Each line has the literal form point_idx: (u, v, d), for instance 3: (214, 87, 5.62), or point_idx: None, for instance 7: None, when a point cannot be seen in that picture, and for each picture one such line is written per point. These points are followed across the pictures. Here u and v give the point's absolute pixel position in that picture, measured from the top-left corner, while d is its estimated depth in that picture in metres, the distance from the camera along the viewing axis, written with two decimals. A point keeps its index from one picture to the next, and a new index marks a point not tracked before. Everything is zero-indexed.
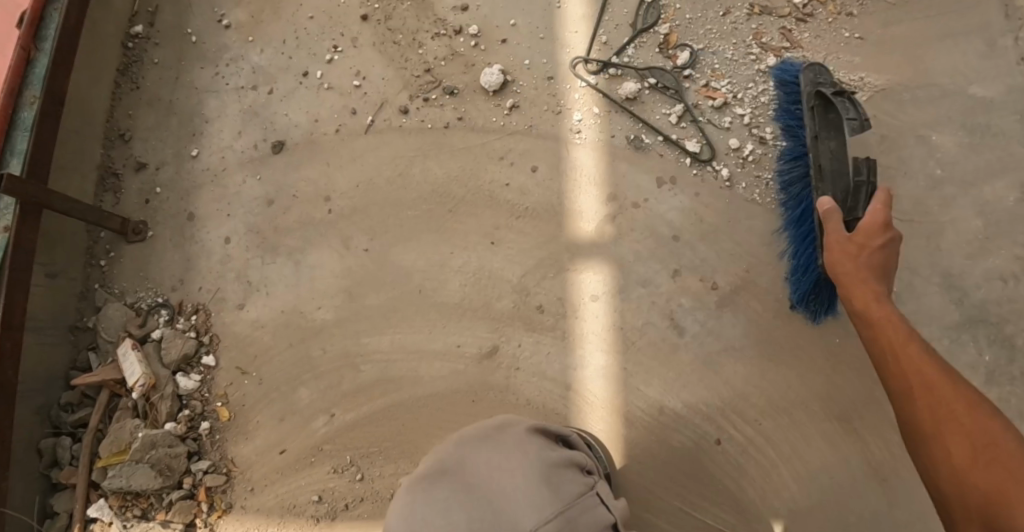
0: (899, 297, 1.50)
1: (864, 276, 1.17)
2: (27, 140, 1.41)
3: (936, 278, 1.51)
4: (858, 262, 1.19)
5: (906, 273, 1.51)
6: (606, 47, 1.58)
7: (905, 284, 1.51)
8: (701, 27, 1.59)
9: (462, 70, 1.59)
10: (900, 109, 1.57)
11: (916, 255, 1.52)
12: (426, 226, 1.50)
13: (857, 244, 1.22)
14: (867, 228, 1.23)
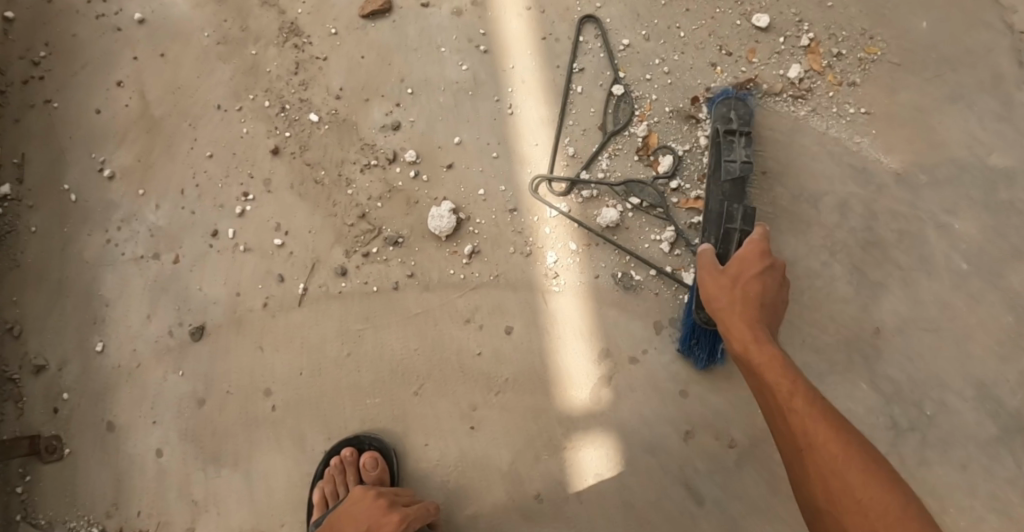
0: (934, 420, 1.31)
1: (752, 328, 1.07)
2: None
3: (970, 391, 1.32)
4: (756, 305, 1.10)
5: (938, 390, 1.31)
6: (573, 162, 1.33)
7: (939, 404, 1.31)
8: (682, 123, 1.34)
9: (405, 207, 1.33)
10: (917, 194, 1.35)
11: (949, 367, 1.32)
12: (389, 414, 1.28)
13: (744, 285, 1.12)
14: (741, 258, 1.15)
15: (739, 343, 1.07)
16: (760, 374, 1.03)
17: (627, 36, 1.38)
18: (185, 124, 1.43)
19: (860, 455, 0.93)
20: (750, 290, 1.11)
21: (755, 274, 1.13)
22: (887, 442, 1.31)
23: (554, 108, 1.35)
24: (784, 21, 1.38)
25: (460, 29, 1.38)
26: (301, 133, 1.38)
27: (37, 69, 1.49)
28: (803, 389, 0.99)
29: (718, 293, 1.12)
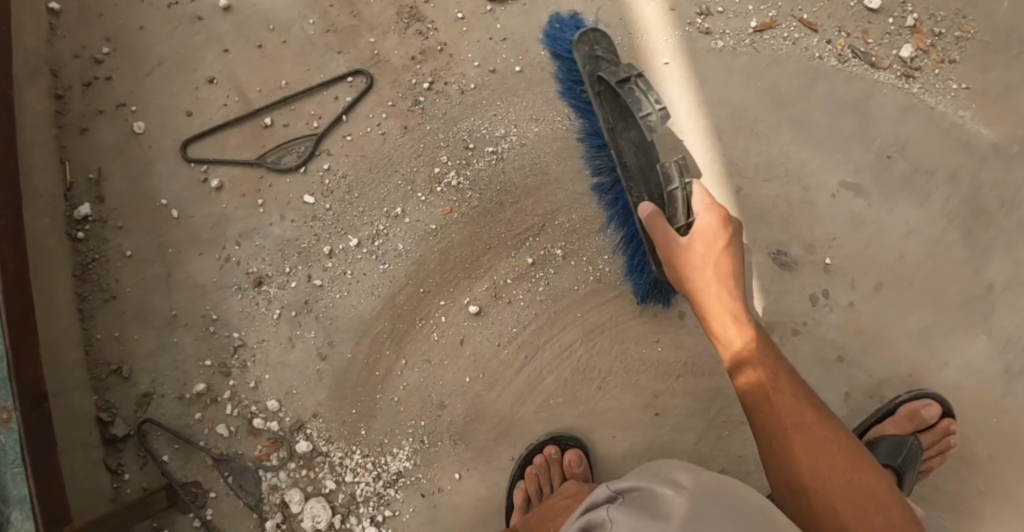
0: None
1: (730, 311, 1.11)
2: (25, 481, 1.04)
3: None
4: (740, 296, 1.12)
5: None
6: (724, 146, 1.34)
7: None
8: (814, 102, 1.39)
9: (566, 203, 1.28)
10: (1011, 164, 1.44)
11: None
12: (574, 412, 1.25)
13: (715, 258, 1.13)
14: (705, 240, 1.13)
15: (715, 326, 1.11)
16: (741, 357, 1.08)
17: (755, 18, 1.39)
18: (301, 124, 1.30)
19: (830, 425, 1.04)
20: (716, 270, 1.12)
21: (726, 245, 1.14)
22: (1000, 387, 1.39)
23: (701, 91, 1.35)
24: (891, 3, 1.45)
25: (594, 12, 1.34)
26: (445, 127, 1.29)
27: (100, 69, 1.33)
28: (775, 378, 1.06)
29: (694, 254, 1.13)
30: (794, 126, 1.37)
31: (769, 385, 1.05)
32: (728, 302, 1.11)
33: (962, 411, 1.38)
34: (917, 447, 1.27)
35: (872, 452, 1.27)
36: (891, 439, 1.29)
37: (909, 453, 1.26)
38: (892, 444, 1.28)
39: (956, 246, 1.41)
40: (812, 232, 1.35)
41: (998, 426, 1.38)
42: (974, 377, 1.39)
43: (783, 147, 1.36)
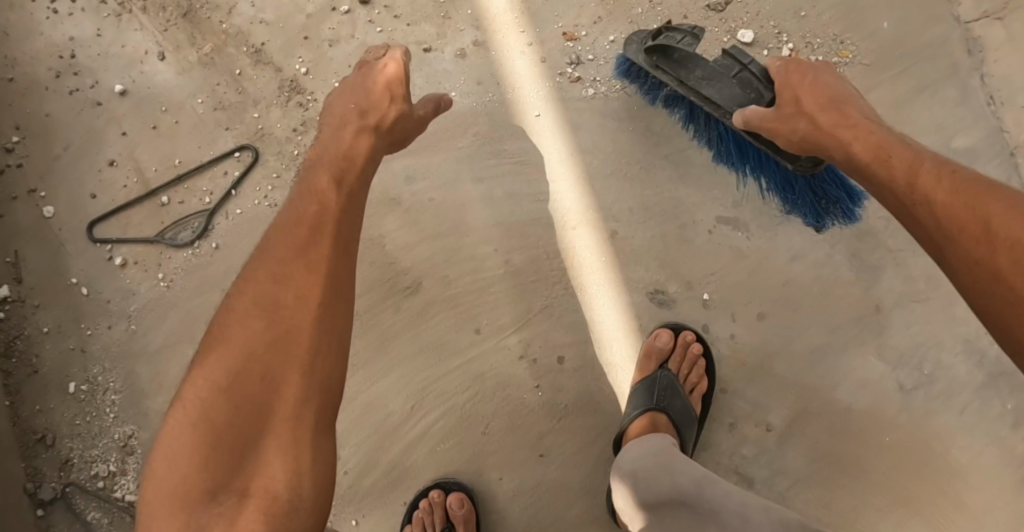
0: (933, 378, 1.40)
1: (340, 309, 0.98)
2: None
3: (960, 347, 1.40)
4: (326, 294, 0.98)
5: (935, 351, 1.41)
6: (598, 192, 1.39)
7: (938, 363, 1.40)
8: (690, 139, 1.42)
9: (442, 258, 1.35)
10: None
11: (943, 330, 1.41)
12: (460, 456, 1.32)
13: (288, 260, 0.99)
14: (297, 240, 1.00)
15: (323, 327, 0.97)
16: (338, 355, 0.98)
17: None
18: (196, 199, 1.38)
19: None
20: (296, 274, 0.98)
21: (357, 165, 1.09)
22: (895, 404, 1.40)
23: (574, 140, 1.40)
24: (765, 34, 1.48)
25: (467, 71, 1.40)
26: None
27: (12, 156, 1.42)
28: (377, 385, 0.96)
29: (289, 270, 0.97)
30: (670, 166, 1.41)
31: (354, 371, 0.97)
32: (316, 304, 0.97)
33: (857, 430, 1.39)
34: (668, 377, 1.31)
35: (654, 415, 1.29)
36: (642, 384, 1.33)
37: (658, 383, 1.32)
38: (648, 388, 1.32)
39: (842, 265, 1.42)
40: (691, 269, 1.39)
41: (893, 443, 1.39)
42: (867, 397, 1.40)
43: (659, 186, 1.40)
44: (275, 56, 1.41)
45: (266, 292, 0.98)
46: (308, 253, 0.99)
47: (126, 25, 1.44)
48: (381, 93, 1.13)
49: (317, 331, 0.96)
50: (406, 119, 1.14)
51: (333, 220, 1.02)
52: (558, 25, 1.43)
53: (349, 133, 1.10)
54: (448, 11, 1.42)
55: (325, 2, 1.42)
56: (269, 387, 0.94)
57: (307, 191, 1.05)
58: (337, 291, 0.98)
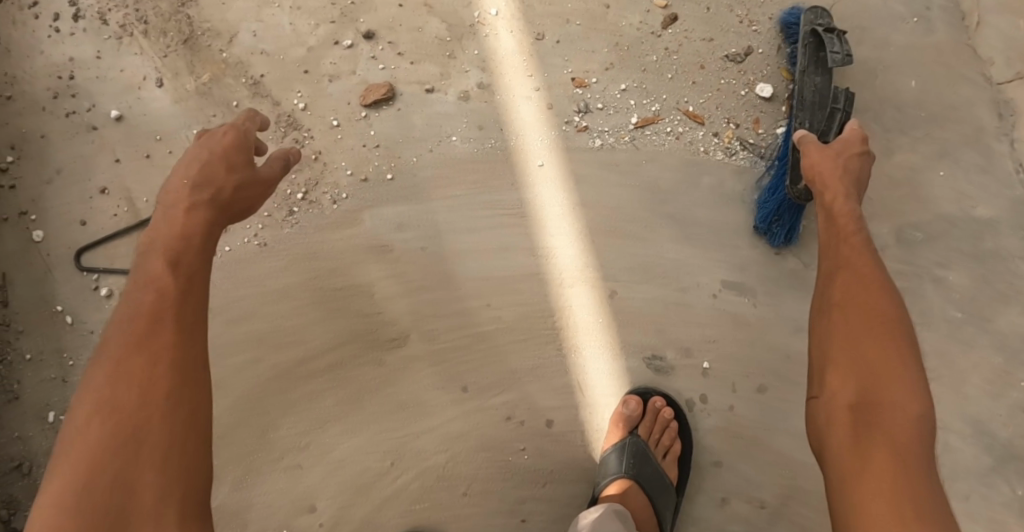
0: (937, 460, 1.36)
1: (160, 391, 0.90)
2: None
3: (967, 429, 1.37)
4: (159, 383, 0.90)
5: (940, 432, 1.37)
6: (597, 249, 1.33)
7: (943, 445, 1.37)
8: (696, 198, 1.36)
9: (430, 311, 1.30)
10: (912, 252, 1.40)
11: (949, 411, 1.38)
12: (437, 516, 1.27)
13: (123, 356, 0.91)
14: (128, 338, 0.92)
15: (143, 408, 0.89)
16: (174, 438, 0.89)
17: (637, 113, 1.37)
18: None
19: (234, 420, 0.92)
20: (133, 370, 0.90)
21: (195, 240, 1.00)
22: None
23: (556, 200, 1.33)
24: (785, 89, 1.40)
25: (468, 115, 1.35)
26: (282, 245, 1.31)
27: (4, 176, 1.39)
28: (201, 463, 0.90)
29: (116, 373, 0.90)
30: (675, 225, 1.35)
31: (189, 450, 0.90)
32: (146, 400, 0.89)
33: None
34: (639, 441, 1.28)
35: (631, 481, 1.26)
36: (614, 450, 1.29)
37: (627, 451, 1.27)
38: (623, 455, 1.27)
39: None
40: (689, 335, 1.33)
41: None
42: None
43: (662, 248, 1.34)
44: (272, 88, 1.37)
45: (110, 392, 0.90)
46: (147, 343, 0.91)
47: (126, 49, 1.42)
48: (219, 163, 1.06)
49: (172, 427, 0.89)
50: (248, 190, 1.08)
51: (173, 306, 0.94)
52: (565, 72, 1.37)
53: (181, 208, 1.02)
54: (453, 50, 1.37)
55: (327, 35, 1.38)
56: (121, 500, 0.86)
57: (141, 279, 0.96)
58: (186, 383, 0.92)
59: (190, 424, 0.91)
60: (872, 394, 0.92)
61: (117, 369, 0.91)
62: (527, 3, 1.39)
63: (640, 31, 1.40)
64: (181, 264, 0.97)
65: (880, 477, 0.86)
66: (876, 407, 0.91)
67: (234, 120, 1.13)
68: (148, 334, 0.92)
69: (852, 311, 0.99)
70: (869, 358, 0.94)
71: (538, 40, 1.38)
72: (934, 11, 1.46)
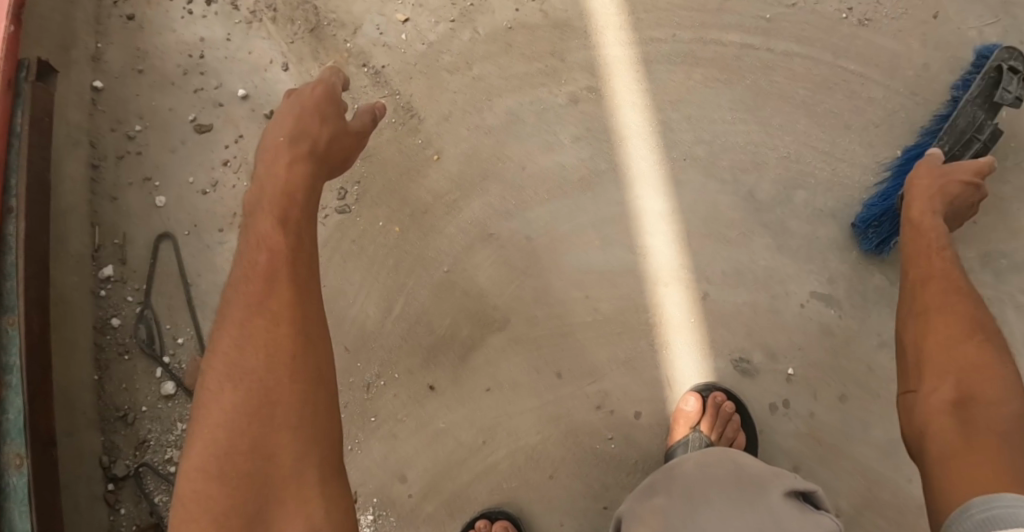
0: None
1: (289, 346, 0.89)
2: (28, 518, 1.19)
3: None
4: (285, 340, 0.89)
5: None
6: (693, 250, 1.37)
7: None
8: (790, 210, 1.41)
9: (531, 298, 1.36)
10: (999, 276, 1.46)
11: None
12: (525, 496, 1.32)
13: (249, 321, 0.90)
14: (250, 298, 0.91)
15: (272, 367, 0.88)
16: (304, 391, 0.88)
17: (738, 126, 1.43)
18: None
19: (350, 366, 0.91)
20: (259, 333, 0.89)
21: (303, 194, 1.00)
22: None
23: (654, 204, 1.38)
24: (880, 113, 1.47)
25: (578, 118, 1.41)
26: (390, 242, 1.38)
27: (132, 143, 1.49)
28: (331, 416, 0.89)
29: (246, 338, 0.90)
30: (768, 234, 1.39)
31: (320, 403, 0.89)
32: (276, 358, 0.88)
33: None
34: (702, 439, 1.29)
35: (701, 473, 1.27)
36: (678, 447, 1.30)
37: (693, 447, 1.28)
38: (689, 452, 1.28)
39: None
40: (777, 341, 1.37)
41: None
42: None
43: (755, 254, 1.38)
44: (392, 79, 1.44)
45: (243, 357, 0.89)
46: (267, 305, 0.91)
47: (254, 33, 1.50)
48: (314, 118, 1.05)
49: (300, 388, 0.88)
50: (342, 140, 1.08)
51: (288, 263, 0.94)
52: (670, 81, 1.44)
53: (283, 165, 1.01)
54: (563, 55, 1.44)
55: (447, 33, 1.46)
56: (263, 456, 0.85)
57: (253, 239, 0.96)
58: (310, 342, 0.90)
59: (320, 379, 0.89)
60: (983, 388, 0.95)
61: (241, 333, 0.90)
62: (636, 15, 1.46)
63: (743, 48, 1.47)
64: (289, 221, 0.97)
65: (1000, 419, 0.92)
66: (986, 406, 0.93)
67: (320, 75, 1.12)
68: (265, 295, 0.91)
69: (951, 315, 1.03)
70: (966, 356, 0.98)
71: (647, 52, 1.44)
72: None
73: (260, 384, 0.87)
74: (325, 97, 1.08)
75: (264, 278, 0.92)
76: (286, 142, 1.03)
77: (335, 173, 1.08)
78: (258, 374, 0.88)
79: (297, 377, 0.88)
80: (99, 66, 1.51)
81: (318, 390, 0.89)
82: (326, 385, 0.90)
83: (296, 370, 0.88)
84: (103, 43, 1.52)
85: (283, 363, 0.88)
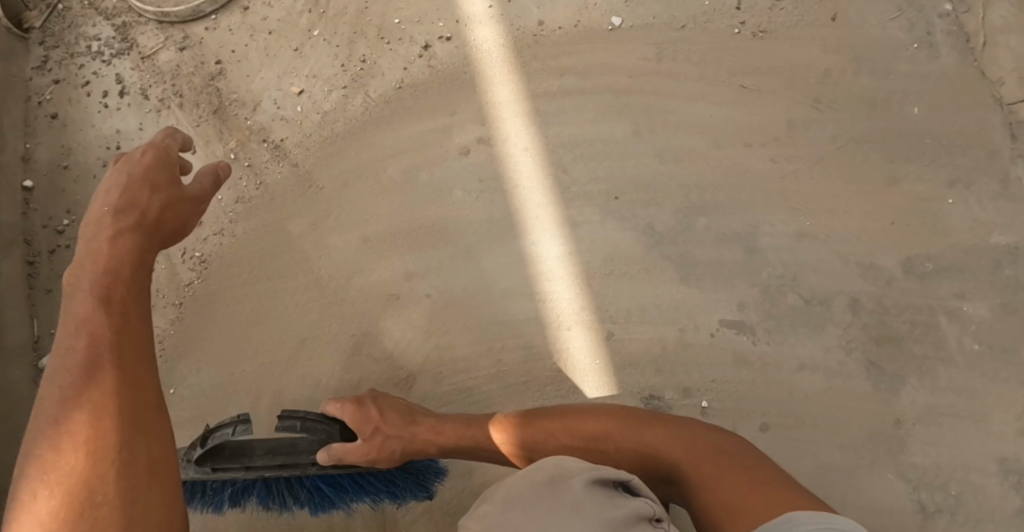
0: (959, 499, 1.34)
1: (121, 434, 0.88)
2: None
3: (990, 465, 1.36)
4: (116, 431, 0.88)
5: (961, 470, 1.35)
6: (593, 292, 1.36)
7: (964, 482, 1.35)
8: (693, 240, 1.38)
9: (436, 355, 1.37)
10: (925, 281, 1.41)
11: (966, 446, 1.36)
12: None
13: (70, 417, 0.88)
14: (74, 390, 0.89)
15: (100, 461, 0.86)
16: (136, 477, 0.87)
17: (634, 158, 1.41)
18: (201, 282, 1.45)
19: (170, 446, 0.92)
20: (82, 427, 0.87)
21: (127, 269, 1.00)
22: (916, 527, 1.33)
23: (551, 248, 1.37)
24: (781, 128, 1.44)
25: (471, 170, 1.42)
26: (297, 311, 1.42)
27: (62, 237, 1.56)
28: (165, 498, 0.88)
29: (70, 435, 0.87)
30: (673, 266, 1.37)
31: (149, 487, 0.87)
32: (101, 451, 0.86)
33: None
34: None
35: None
36: None
37: None
38: None
39: (857, 373, 1.37)
40: (689, 375, 1.34)
41: None
42: (884, 518, 1.33)
43: (660, 289, 1.36)
44: (293, 151, 1.48)
45: (65, 455, 0.85)
46: (89, 396, 0.89)
47: (164, 120, 1.55)
48: (144, 187, 1.06)
49: (132, 474, 0.86)
50: (173, 209, 1.09)
51: (111, 345, 0.93)
52: (562, 121, 1.43)
53: (106, 237, 1.01)
54: (454, 108, 1.45)
55: (340, 99, 1.49)
56: None
57: (73, 323, 0.94)
58: (141, 432, 0.90)
59: (151, 463, 0.89)
60: (666, 467, 1.05)
61: (60, 430, 0.87)
62: (523, 61, 1.46)
63: (635, 77, 1.45)
64: (115, 306, 0.96)
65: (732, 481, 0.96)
66: (683, 466, 1.02)
67: (152, 140, 1.12)
68: (86, 383, 0.90)
69: (611, 432, 1.09)
70: (652, 447, 1.06)
71: (536, 96, 1.44)
72: (936, 36, 1.49)
73: (85, 480, 0.84)
74: (159, 164, 1.09)
75: (82, 371, 0.91)
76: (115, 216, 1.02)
77: (165, 243, 1.10)
78: (82, 471, 0.85)
79: (122, 468, 0.86)
80: (28, 165, 1.58)
81: (147, 475, 0.87)
82: (156, 468, 0.89)
83: (127, 458, 0.87)
84: (31, 143, 1.59)
85: (108, 453, 0.86)
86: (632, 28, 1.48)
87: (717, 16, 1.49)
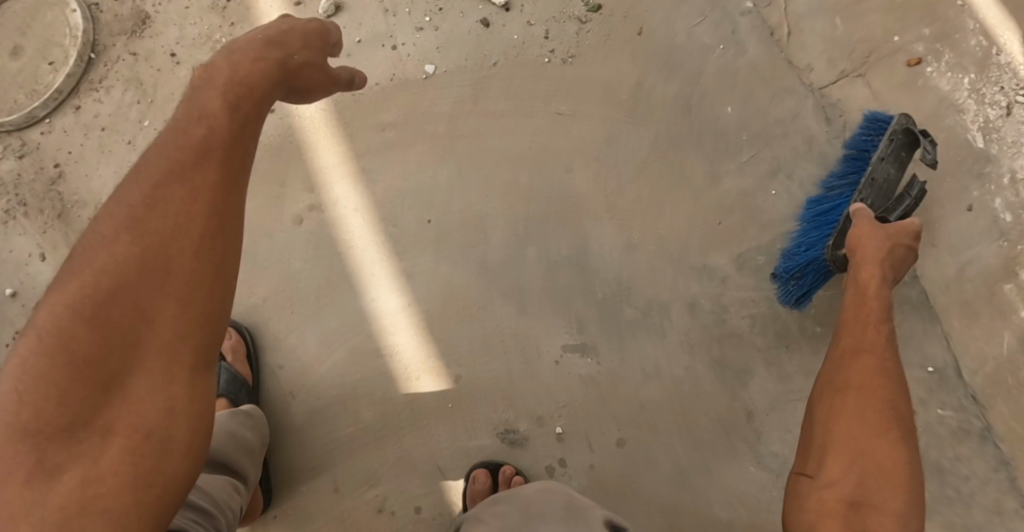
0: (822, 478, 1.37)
1: (193, 264, 0.85)
2: None
3: None
4: (154, 273, 0.84)
5: None
6: (436, 338, 1.41)
7: None
8: (527, 271, 1.43)
9: (296, 423, 1.41)
10: (760, 274, 1.43)
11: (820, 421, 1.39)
12: None
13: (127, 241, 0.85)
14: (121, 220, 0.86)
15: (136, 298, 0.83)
16: (186, 318, 0.83)
17: (460, 202, 1.46)
18: None
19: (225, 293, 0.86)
20: (180, 237, 0.86)
21: (243, 122, 0.94)
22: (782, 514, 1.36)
23: (390, 302, 1.43)
24: (601, 148, 1.48)
25: (305, 238, 1.46)
26: None
27: None
28: (189, 355, 0.83)
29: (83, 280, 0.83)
30: (512, 299, 1.42)
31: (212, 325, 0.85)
32: (66, 319, 0.82)
33: None
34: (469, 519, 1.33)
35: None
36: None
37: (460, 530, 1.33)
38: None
39: (704, 372, 1.40)
40: (539, 403, 1.38)
41: None
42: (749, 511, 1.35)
43: (499, 322, 1.41)
44: None
45: (136, 260, 0.85)
46: (188, 207, 0.87)
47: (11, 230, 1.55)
48: (298, 39, 1.04)
49: (195, 313, 0.84)
50: (322, 75, 1.08)
51: (219, 151, 0.91)
52: (386, 175, 1.48)
53: (237, 62, 0.97)
54: (283, 179, 1.49)
55: None
56: (114, 407, 0.80)
57: (194, 112, 0.93)
58: (202, 277, 0.85)
59: (190, 316, 0.83)
60: (861, 465, 0.95)
61: (108, 257, 0.85)
62: (343, 120, 1.51)
63: (453, 122, 1.50)
64: (222, 139, 0.92)
65: None
66: (859, 487, 0.94)
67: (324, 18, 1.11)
68: (186, 193, 0.88)
69: (866, 404, 0.99)
70: (877, 455, 0.95)
71: (360, 154, 1.49)
72: (741, 33, 1.53)
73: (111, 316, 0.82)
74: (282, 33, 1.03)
75: (179, 177, 0.88)
76: (215, 69, 0.96)
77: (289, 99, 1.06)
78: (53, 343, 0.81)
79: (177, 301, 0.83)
80: None
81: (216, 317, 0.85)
82: (200, 320, 0.84)
83: (176, 299, 0.83)
84: None
85: (102, 317, 0.82)
86: (446, 73, 1.53)
87: (526, 47, 1.53)
